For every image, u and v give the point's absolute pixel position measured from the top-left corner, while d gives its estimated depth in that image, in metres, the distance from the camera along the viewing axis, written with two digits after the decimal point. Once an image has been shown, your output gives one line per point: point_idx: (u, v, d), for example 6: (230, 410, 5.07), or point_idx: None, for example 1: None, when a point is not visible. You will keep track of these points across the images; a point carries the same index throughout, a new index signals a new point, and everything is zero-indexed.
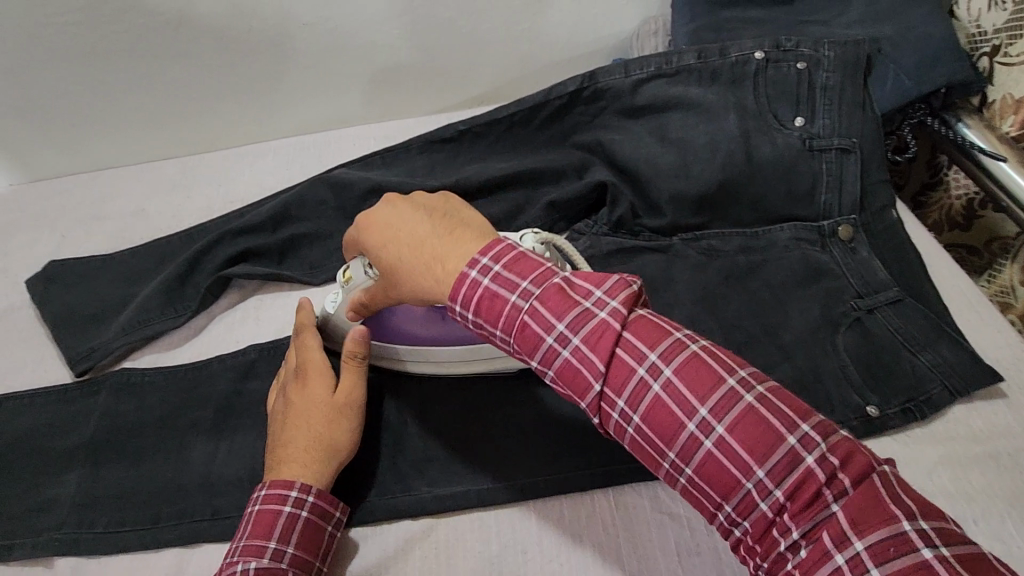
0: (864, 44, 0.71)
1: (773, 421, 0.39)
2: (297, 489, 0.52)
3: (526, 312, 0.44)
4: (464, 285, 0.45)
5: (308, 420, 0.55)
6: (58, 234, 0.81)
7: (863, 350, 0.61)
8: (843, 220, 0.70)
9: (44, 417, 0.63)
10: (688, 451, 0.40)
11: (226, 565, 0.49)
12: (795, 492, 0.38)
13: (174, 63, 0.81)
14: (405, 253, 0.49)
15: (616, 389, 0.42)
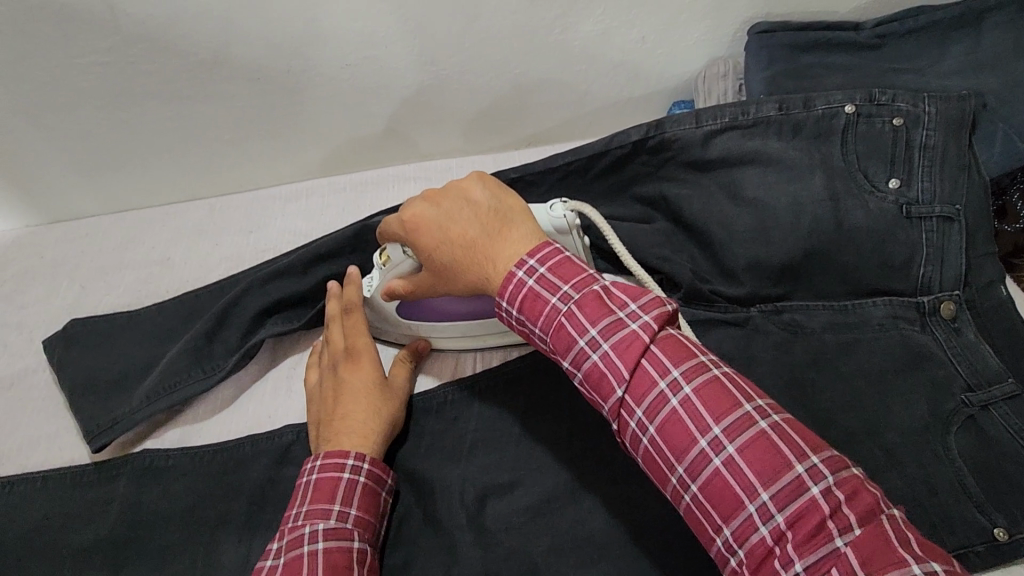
0: (970, 100, 0.64)
1: (785, 449, 0.39)
2: (356, 454, 0.53)
3: (564, 313, 0.46)
4: (511, 282, 0.48)
5: (364, 397, 0.58)
6: (76, 285, 0.75)
7: (982, 457, 0.54)
8: (945, 296, 0.62)
9: (60, 506, 0.57)
10: (696, 467, 0.41)
11: (290, 531, 0.50)
12: (797, 523, 0.38)
13: (206, 104, 0.75)
14: (462, 256, 0.52)
15: (636, 398, 0.43)
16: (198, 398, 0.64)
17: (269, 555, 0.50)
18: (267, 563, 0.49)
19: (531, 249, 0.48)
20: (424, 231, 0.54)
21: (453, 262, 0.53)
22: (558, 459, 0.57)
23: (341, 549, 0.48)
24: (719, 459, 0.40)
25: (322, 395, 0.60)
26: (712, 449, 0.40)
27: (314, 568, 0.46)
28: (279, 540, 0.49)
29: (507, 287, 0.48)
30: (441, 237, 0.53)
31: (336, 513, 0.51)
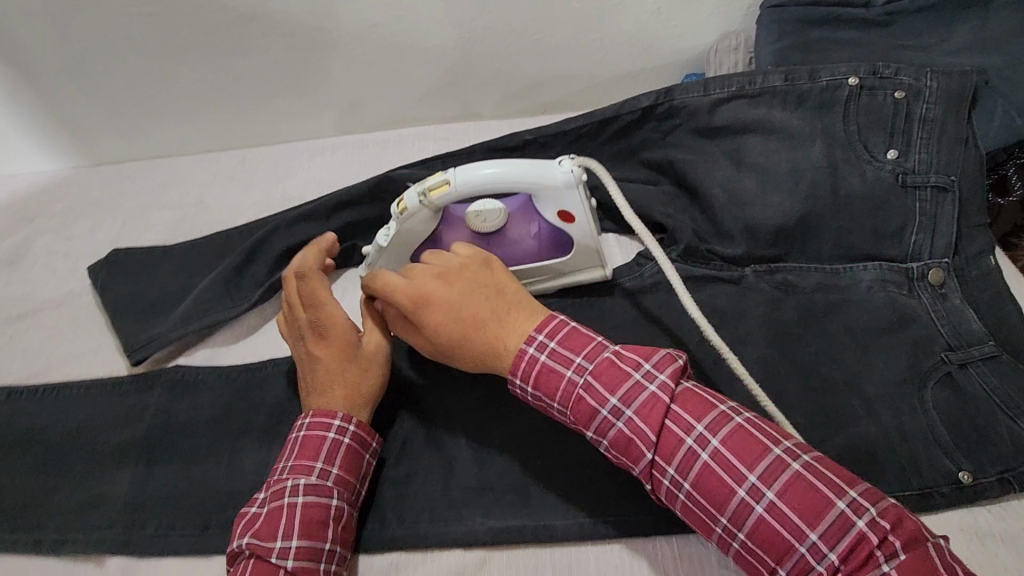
0: (971, 76, 0.66)
1: (822, 487, 0.42)
2: (341, 415, 0.55)
3: (583, 386, 0.49)
4: (525, 361, 0.51)
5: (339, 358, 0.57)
6: (118, 221, 0.81)
7: (955, 409, 0.57)
8: (934, 263, 0.65)
9: (100, 409, 0.63)
10: (739, 516, 0.43)
11: (276, 481, 0.53)
12: (849, 555, 0.40)
13: (243, 59, 0.80)
14: (470, 342, 0.53)
15: (666, 457, 0.46)
16: (227, 324, 0.69)
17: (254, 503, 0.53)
18: (251, 509, 0.52)
19: (537, 326, 0.52)
20: (429, 307, 0.55)
21: (463, 348, 0.54)
22: None
23: (318, 506, 0.51)
24: (760, 506, 0.43)
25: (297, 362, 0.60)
26: (752, 497, 0.43)
27: (291, 520, 0.50)
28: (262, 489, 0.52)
29: (521, 367, 0.51)
30: (447, 320, 0.54)
31: (318, 471, 0.53)
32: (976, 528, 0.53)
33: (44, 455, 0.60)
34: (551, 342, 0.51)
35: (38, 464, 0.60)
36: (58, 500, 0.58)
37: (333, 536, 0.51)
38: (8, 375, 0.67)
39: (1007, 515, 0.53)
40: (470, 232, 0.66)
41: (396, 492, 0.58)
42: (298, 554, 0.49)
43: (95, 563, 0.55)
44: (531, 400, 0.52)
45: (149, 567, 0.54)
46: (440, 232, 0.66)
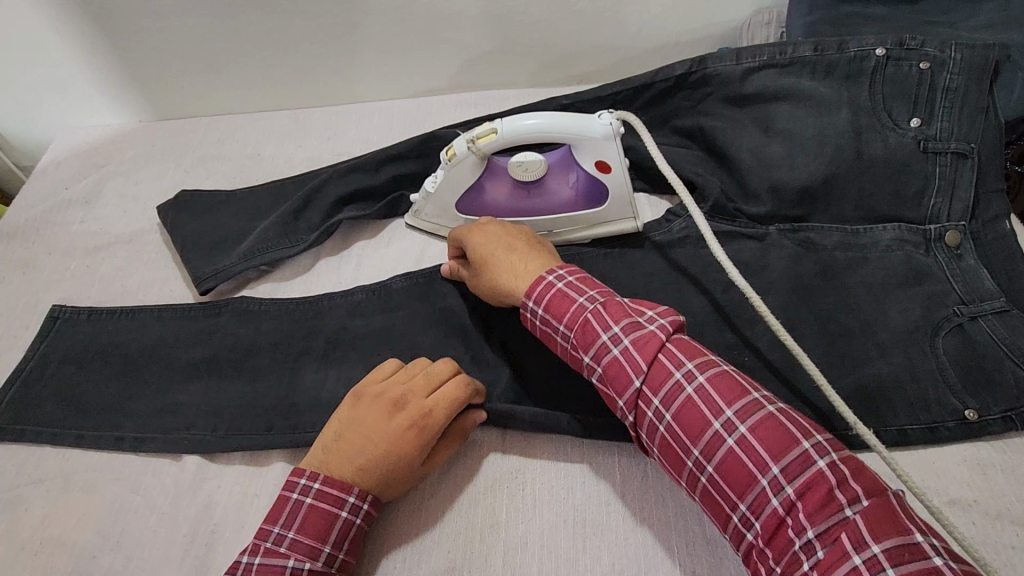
0: (994, 49, 0.69)
1: (792, 429, 0.45)
2: (356, 497, 0.53)
3: (591, 311, 0.53)
4: (543, 284, 0.56)
5: (399, 457, 0.54)
6: (181, 169, 0.88)
7: (964, 355, 0.61)
8: (951, 226, 0.69)
9: (172, 331, 0.69)
10: (711, 447, 0.46)
11: (274, 556, 0.50)
12: (807, 494, 0.42)
13: (300, 20, 0.86)
14: (495, 252, 0.61)
15: (654, 388, 0.49)
16: (285, 262, 0.75)
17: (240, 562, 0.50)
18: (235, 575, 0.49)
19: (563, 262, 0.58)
20: (478, 231, 0.64)
21: (491, 258, 0.61)
22: None
23: None
24: (732, 439, 0.46)
25: (368, 413, 0.55)
26: (725, 430, 0.46)
27: None
28: (252, 558, 0.50)
29: (536, 289, 0.57)
30: (490, 237, 0.63)
31: (326, 554, 0.51)
32: (978, 459, 0.57)
33: (123, 367, 0.67)
34: (570, 276, 0.57)
35: (119, 373, 0.66)
36: (138, 404, 0.64)
37: None
38: (87, 298, 0.74)
39: (1007, 451, 0.57)
40: (513, 181, 0.72)
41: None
42: None
43: (170, 460, 0.61)
44: (538, 325, 0.56)
45: (219, 465, 0.61)
46: (483, 180, 0.72)
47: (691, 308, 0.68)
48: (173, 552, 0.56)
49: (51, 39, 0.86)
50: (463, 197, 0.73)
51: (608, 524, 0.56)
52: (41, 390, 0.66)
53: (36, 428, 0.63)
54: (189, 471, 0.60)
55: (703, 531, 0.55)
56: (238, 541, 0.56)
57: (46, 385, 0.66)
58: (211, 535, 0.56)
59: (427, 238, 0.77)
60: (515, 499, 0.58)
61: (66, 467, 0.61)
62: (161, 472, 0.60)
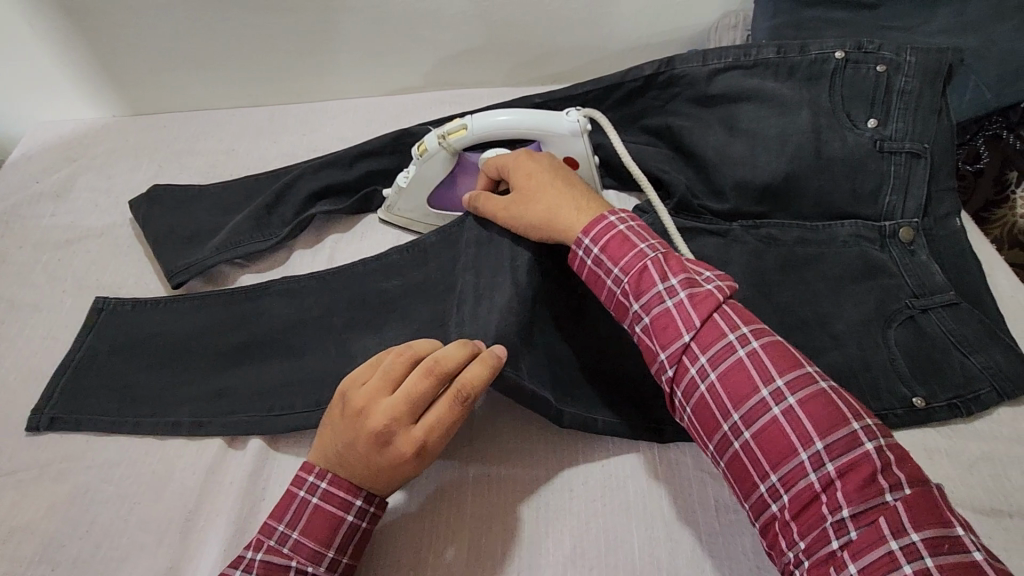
0: (946, 54, 0.72)
1: (844, 408, 0.46)
2: (355, 512, 0.51)
3: (650, 259, 0.54)
4: (604, 223, 0.56)
5: (400, 474, 0.51)
6: (156, 164, 0.88)
7: (914, 345, 0.63)
8: (905, 222, 0.71)
9: (211, 320, 0.69)
10: (756, 412, 0.48)
11: (276, 556, 0.50)
12: (848, 473, 0.44)
13: (277, 18, 0.86)
14: (539, 169, 0.62)
15: (703, 346, 0.50)
16: (257, 257, 0.76)
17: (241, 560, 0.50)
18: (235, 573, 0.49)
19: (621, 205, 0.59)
20: (531, 161, 0.63)
21: (547, 185, 0.60)
22: (555, 313, 0.65)
23: None
24: (778, 409, 0.47)
25: (355, 439, 0.50)
26: (774, 399, 0.47)
27: None
28: (255, 555, 0.49)
29: (595, 227, 0.57)
30: (545, 168, 0.62)
31: (328, 560, 0.50)
32: (925, 445, 0.59)
33: (165, 356, 0.67)
34: (631, 222, 0.57)
35: (162, 362, 0.67)
36: (182, 391, 0.65)
37: None
38: (61, 291, 0.73)
39: (953, 437, 0.60)
40: None
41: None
42: None
43: (137, 451, 0.61)
44: (587, 265, 0.57)
45: (199, 447, 0.61)
46: (454, 176, 0.73)
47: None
48: (142, 541, 0.56)
49: (24, 33, 0.86)
50: (435, 192, 0.74)
51: (571, 508, 0.58)
52: (84, 378, 0.66)
53: (88, 417, 0.63)
54: (158, 461, 0.61)
55: (662, 515, 0.57)
56: (212, 528, 0.57)
57: (87, 375, 0.66)
58: (186, 522, 0.57)
59: (399, 233, 0.78)
60: (479, 486, 0.59)
61: (99, 458, 0.61)
62: (132, 463, 0.61)
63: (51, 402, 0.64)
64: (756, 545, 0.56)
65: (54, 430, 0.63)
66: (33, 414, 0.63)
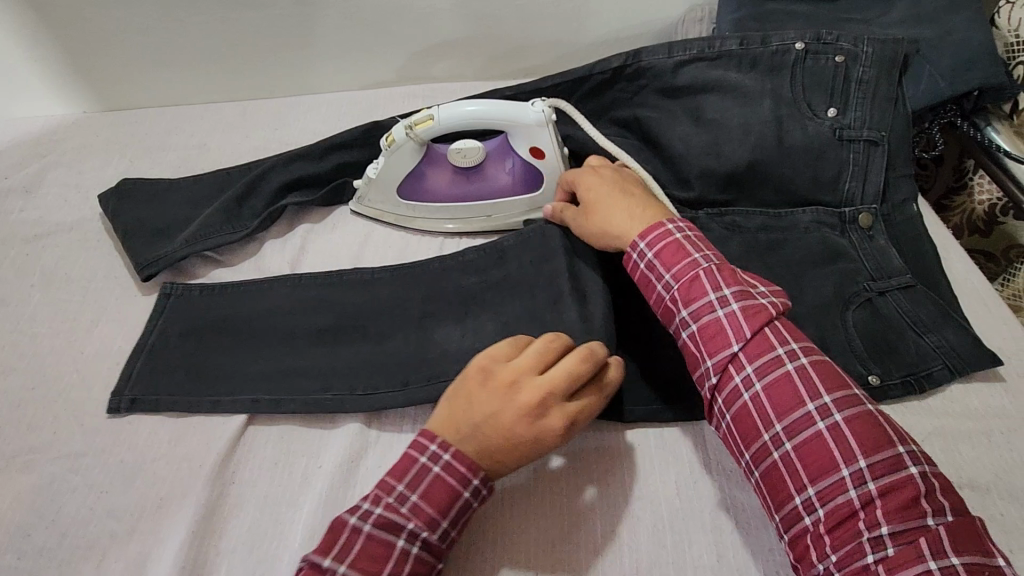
0: (903, 43, 0.74)
1: (889, 431, 0.48)
2: (478, 491, 0.50)
3: (702, 269, 0.55)
4: (661, 230, 0.58)
5: (534, 454, 0.51)
6: (126, 159, 0.87)
7: (871, 326, 0.65)
8: (864, 208, 0.73)
9: (286, 300, 0.70)
10: (800, 424, 0.49)
11: (394, 514, 0.48)
12: (889, 493, 0.45)
13: (249, 13, 0.87)
14: (608, 176, 0.65)
15: (751, 356, 0.52)
16: (228, 249, 0.76)
17: (355, 511, 0.49)
18: (352, 520, 0.48)
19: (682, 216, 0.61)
20: (595, 174, 0.66)
21: (607, 197, 0.63)
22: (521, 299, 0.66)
23: (429, 564, 0.49)
24: (823, 424, 0.48)
25: (503, 411, 0.50)
26: (819, 413, 0.49)
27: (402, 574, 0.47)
28: (374, 507, 0.48)
29: (651, 234, 0.59)
30: (608, 180, 0.64)
31: (441, 529, 0.49)
32: None
33: (214, 341, 0.67)
34: (688, 233, 0.59)
35: (236, 341, 0.68)
36: (256, 368, 0.65)
37: None
38: (27, 286, 0.73)
39: (907, 414, 0.62)
40: (452, 168, 0.75)
41: (393, 390, 0.62)
42: None
43: (104, 441, 0.61)
44: (639, 269, 0.59)
45: (176, 428, 0.62)
46: (423, 167, 0.75)
47: (612, 277, 0.68)
48: (112, 530, 0.56)
49: None
50: (406, 183, 0.75)
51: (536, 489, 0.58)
52: (160, 361, 0.66)
53: (166, 399, 0.63)
54: (126, 451, 0.61)
55: (626, 494, 0.58)
56: (181, 514, 0.57)
57: (169, 357, 0.67)
58: (157, 507, 0.57)
59: (371, 225, 0.79)
60: None
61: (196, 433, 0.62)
62: (100, 453, 0.60)
63: (132, 382, 0.65)
64: (714, 525, 0.56)
65: (135, 410, 0.63)
66: (114, 395, 0.63)
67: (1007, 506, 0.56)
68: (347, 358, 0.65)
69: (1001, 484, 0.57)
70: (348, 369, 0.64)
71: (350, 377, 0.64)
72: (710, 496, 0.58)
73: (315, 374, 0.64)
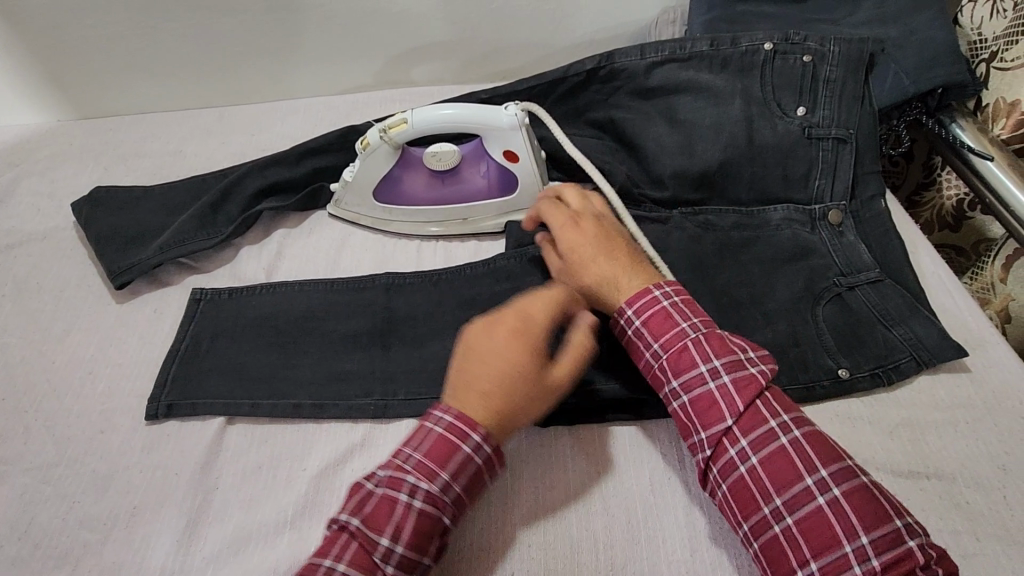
0: (868, 43, 0.75)
1: (885, 504, 0.48)
2: (481, 436, 0.51)
3: (693, 339, 0.55)
4: (648, 298, 0.57)
5: (516, 362, 0.52)
6: (101, 167, 0.87)
7: (840, 321, 0.66)
8: (833, 206, 0.75)
9: (323, 301, 0.70)
10: (799, 498, 0.49)
11: (397, 469, 0.51)
12: (891, 566, 0.45)
13: (222, 19, 0.87)
14: (591, 229, 0.61)
15: (746, 429, 0.52)
16: (203, 256, 0.76)
17: (369, 476, 0.52)
18: (362, 482, 0.51)
19: (667, 282, 0.58)
20: (575, 232, 0.61)
21: (591, 269, 0.59)
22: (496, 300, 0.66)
23: (432, 519, 0.50)
24: (821, 498, 0.48)
25: (479, 334, 0.54)
26: (817, 487, 0.48)
27: (404, 525, 0.49)
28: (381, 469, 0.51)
29: (638, 301, 0.58)
30: (591, 241, 0.60)
31: (442, 482, 0.50)
32: (849, 413, 0.62)
33: (194, 347, 0.67)
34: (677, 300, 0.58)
35: (253, 345, 0.67)
36: (301, 373, 0.65)
37: (434, 549, 0.50)
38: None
39: (876, 405, 0.63)
40: (427, 171, 0.75)
41: (365, 394, 0.63)
42: (399, 559, 0.48)
43: (75, 452, 0.61)
44: (630, 337, 0.58)
45: (149, 436, 0.62)
46: (397, 171, 0.75)
47: None
48: (84, 540, 0.56)
49: None
50: (382, 186, 0.76)
51: (512, 490, 0.58)
52: (196, 366, 0.66)
53: (203, 402, 0.63)
54: (97, 461, 0.60)
55: (603, 492, 0.58)
56: (157, 521, 0.56)
57: (208, 360, 0.66)
58: (131, 515, 0.57)
59: (348, 228, 0.79)
60: None
61: (251, 437, 0.61)
62: (72, 463, 0.60)
63: (167, 387, 0.64)
64: (688, 518, 0.56)
65: (173, 416, 0.62)
66: (151, 402, 0.63)
67: (972, 494, 0.57)
68: (315, 367, 0.65)
69: (966, 474, 0.58)
70: (355, 375, 0.64)
71: (329, 383, 0.64)
72: (684, 493, 0.58)
73: (289, 379, 0.64)
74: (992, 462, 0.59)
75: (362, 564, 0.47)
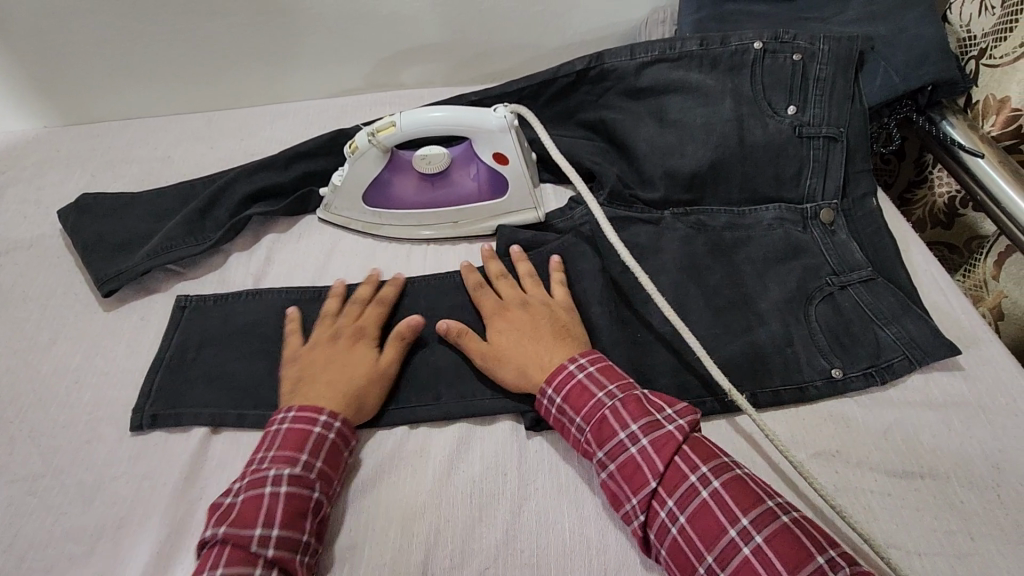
0: (858, 40, 0.75)
1: (808, 543, 0.47)
2: (330, 412, 0.57)
3: (608, 407, 0.55)
4: (564, 372, 0.57)
5: (345, 363, 0.61)
6: (88, 173, 0.86)
7: (833, 321, 0.66)
8: (825, 204, 0.74)
9: (313, 308, 0.69)
10: (727, 553, 0.48)
11: (257, 470, 0.54)
12: None
13: (208, 23, 0.86)
14: (518, 315, 0.64)
15: (669, 489, 0.51)
16: (193, 262, 0.75)
17: (227, 495, 0.53)
18: (225, 501, 0.52)
19: (585, 353, 0.59)
20: (503, 318, 0.64)
21: (515, 348, 0.61)
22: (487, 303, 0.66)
23: (301, 496, 0.52)
24: (748, 549, 0.47)
25: (304, 357, 0.62)
26: (741, 539, 0.48)
27: (272, 509, 0.51)
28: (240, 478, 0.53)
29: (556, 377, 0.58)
30: (516, 325, 0.63)
31: (303, 462, 0.54)
32: (842, 414, 0.62)
33: (181, 355, 0.66)
34: (590, 367, 0.58)
35: (241, 352, 0.66)
36: None
37: (312, 527, 0.52)
38: None
39: (869, 404, 0.63)
40: (417, 175, 0.75)
41: None
42: (278, 542, 0.50)
43: (61, 462, 0.60)
44: (553, 414, 0.57)
45: (137, 446, 0.61)
46: (388, 175, 0.75)
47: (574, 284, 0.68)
48: (70, 552, 0.55)
49: None
50: (371, 191, 0.75)
51: (505, 494, 0.58)
52: (182, 376, 0.65)
53: (189, 412, 0.62)
54: (83, 471, 0.59)
55: (597, 495, 0.58)
56: (144, 532, 0.56)
57: (194, 368, 0.65)
58: (118, 526, 0.56)
59: (338, 233, 0.78)
60: (411, 476, 0.59)
61: (239, 446, 0.61)
62: (58, 474, 0.59)
63: (152, 397, 0.63)
64: None
65: (158, 427, 0.62)
66: (135, 413, 0.62)
67: (966, 493, 0.57)
68: None
69: (961, 474, 0.58)
70: None
71: None
72: None
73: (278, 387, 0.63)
74: (986, 461, 0.58)
75: (238, 563, 0.48)
